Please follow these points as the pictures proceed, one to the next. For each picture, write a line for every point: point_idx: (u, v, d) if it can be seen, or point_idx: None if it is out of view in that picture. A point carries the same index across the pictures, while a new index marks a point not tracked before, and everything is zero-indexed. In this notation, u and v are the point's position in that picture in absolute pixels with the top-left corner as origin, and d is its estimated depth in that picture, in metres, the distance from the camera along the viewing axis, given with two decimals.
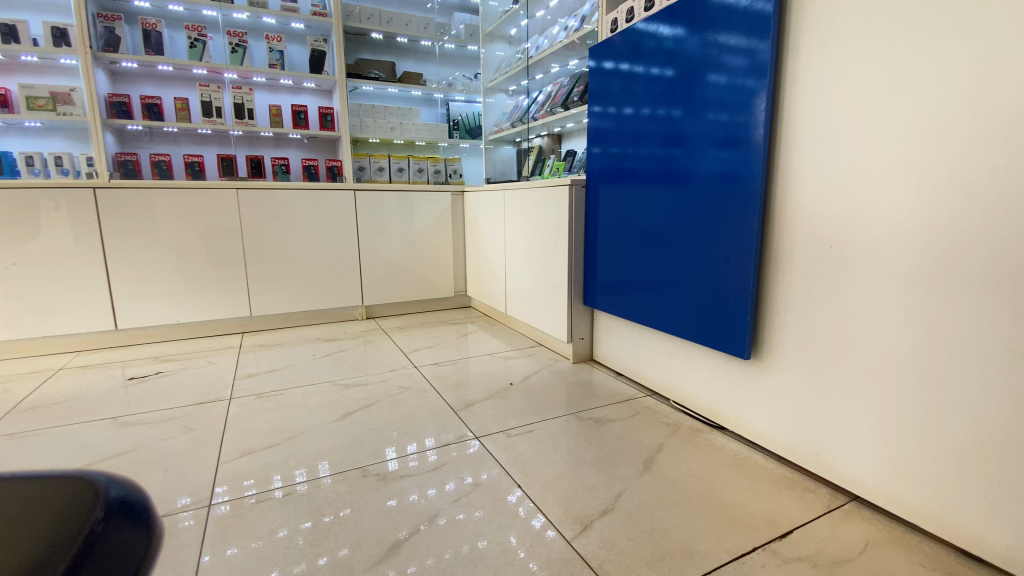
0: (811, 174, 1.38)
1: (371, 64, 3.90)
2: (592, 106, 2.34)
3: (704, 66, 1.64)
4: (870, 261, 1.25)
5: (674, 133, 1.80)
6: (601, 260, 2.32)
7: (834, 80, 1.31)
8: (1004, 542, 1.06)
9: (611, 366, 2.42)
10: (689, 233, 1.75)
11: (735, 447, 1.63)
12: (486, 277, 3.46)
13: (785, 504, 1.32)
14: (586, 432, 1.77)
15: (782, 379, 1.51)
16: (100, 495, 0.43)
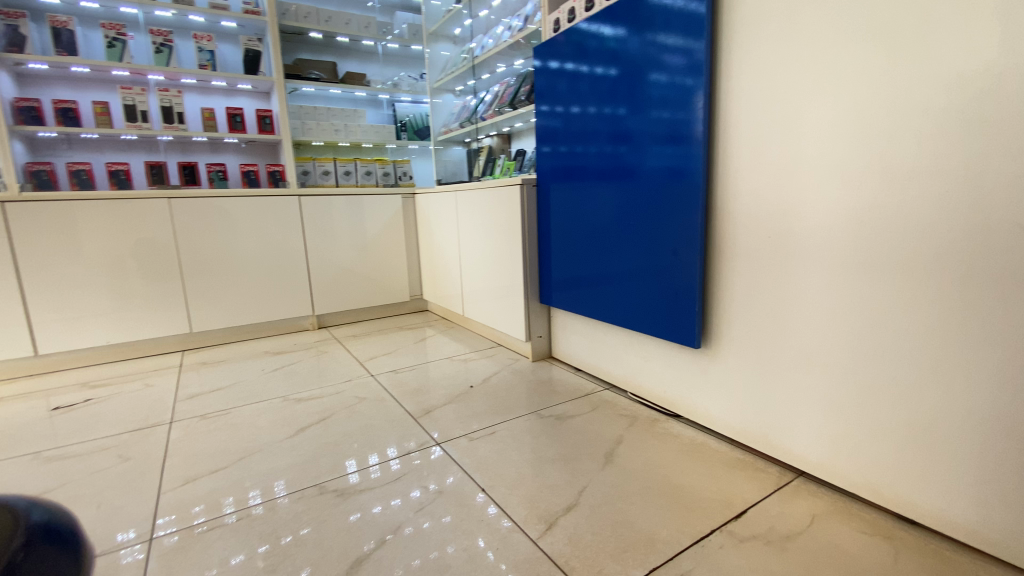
0: (748, 169, 1.44)
1: (311, 64, 3.75)
2: (540, 106, 2.35)
3: (645, 65, 1.68)
4: (805, 249, 1.32)
5: (620, 131, 1.83)
6: (555, 258, 2.34)
7: (765, 78, 1.37)
8: (933, 505, 1.14)
9: (570, 362, 2.45)
10: (639, 228, 1.79)
11: (690, 434, 1.68)
12: (442, 279, 3.42)
13: (739, 486, 1.37)
14: (548, 430, 1.78)
15: (731, 365, 1.57)
16: (21, 517, 0.42)
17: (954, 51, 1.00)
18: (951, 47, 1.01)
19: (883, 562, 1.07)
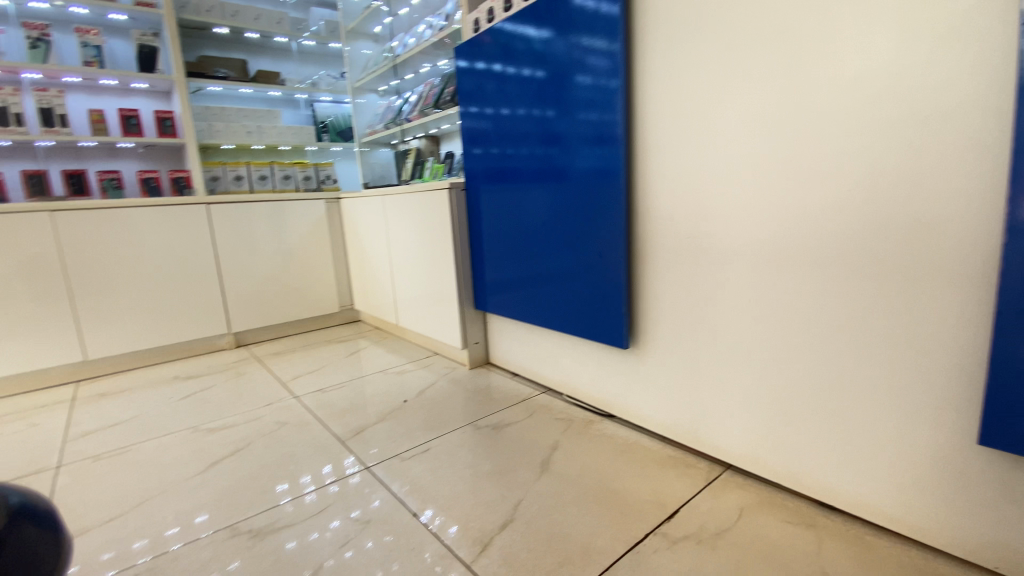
0: (666, 170, 1.46)
1: (217, 62, 3.45)
2: (467, 107, 2.27)
3: (567, 67, 1.66)
4: (723, 248, 1.35)
5: (545, 134, 1.81)
6: (489, 262, 2.28)
7: (679, 80, 1.39)
8: (845, 488, 1.19)
9: (507, 367, 2.40)
10: (568, 230, 1.76)
11: (624, 434, 1.68)
12: (373, 288, 3.27)
13: (671, 484, 1.38)
14: (483, 441, 1.71)
15: (659, 364, 1.59)
16: None
17: (848, 54, 1.05)
18: (845, 50, 1.05)
19: (806, 550, 1.10)
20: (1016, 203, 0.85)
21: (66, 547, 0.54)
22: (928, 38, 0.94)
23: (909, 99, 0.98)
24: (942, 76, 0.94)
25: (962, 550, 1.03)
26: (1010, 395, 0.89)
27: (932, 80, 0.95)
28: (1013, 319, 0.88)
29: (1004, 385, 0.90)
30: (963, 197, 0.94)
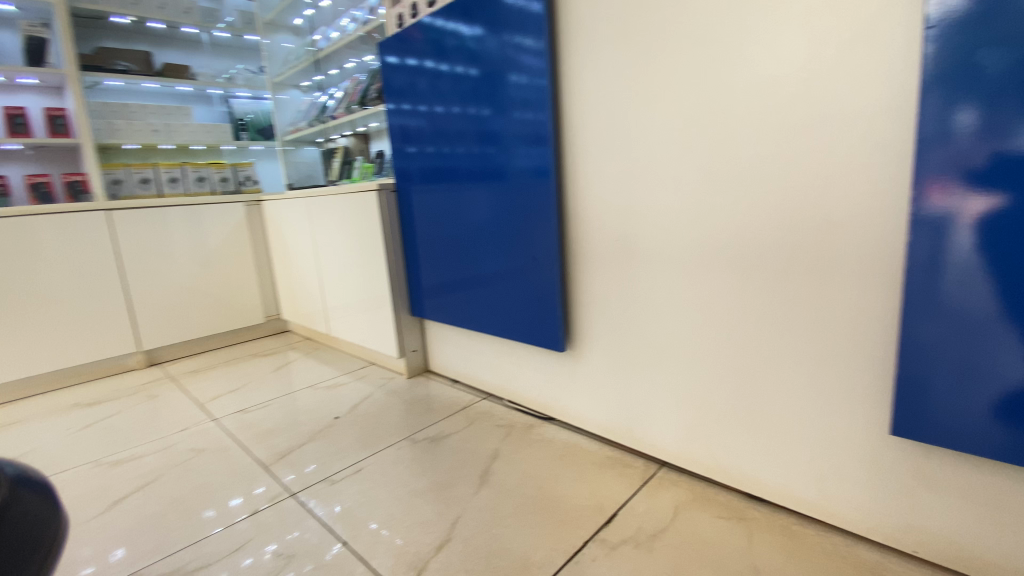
0: (596, 170, 1.45)
1: (116, 53, 3.10)
2: (396, 104, 2.12)
3: (495, 66, 1.61)
4: (651, 247, 1.35)
5: (475, 134, 1.75)
6: (424, 266, 2.19)
7: (606, 80, 1.38)
8: (772, 479, 1.23)
9: (445, 374, 2.33)
10: (503, 232, 1.71)
11: (564, 437, 1.66)
12: (301, 296, 3.08)
13: (610, 487, 1.37)
14: (421, 456, 1.63)
15: (595, 365, 1.58)
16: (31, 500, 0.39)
17: (763, 56, 1.07)
18: (760, 52, 1.07)
19: (737, 545, 1.12)
20: (918, 201, 0.89)
21: (65, 527, 0.53)
22: (835, 42, 0.97)
23: (820, 102, 1.01)
24: (848, 80, 0.97)
25: (878, 533, 1.08)
26: (917, 383, 0.94)
27: (840, 83, 0.98)
28: (917, 312, 0.92)
29: (911, 374, 0.95)
30: (870, 196, 0.98)
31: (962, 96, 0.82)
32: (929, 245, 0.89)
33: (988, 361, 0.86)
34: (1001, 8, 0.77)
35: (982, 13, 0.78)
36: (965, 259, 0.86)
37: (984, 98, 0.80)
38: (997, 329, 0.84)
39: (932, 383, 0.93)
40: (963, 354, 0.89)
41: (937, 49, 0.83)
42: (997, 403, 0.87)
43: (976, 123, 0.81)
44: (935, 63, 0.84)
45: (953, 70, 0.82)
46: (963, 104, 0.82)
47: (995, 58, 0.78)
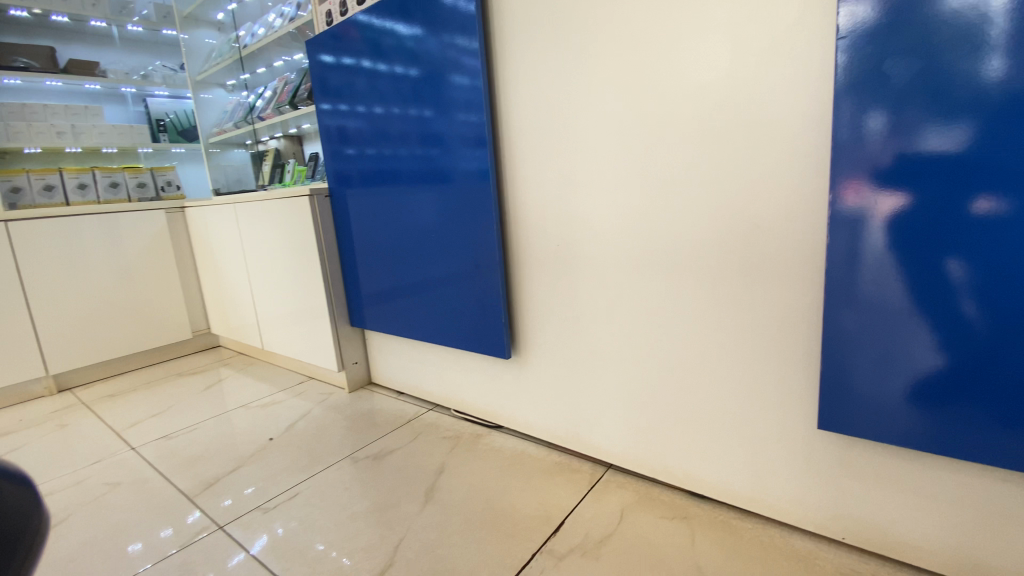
0: (534, 174, 1.43)
1: (14, 48, 2.79)
2: (332, 104, 2.01)
3: (430, 66, 1.56)
4: (590, 251, 1.35)
5: (412, 136, 1.69)
6: (363, 274, 2.09)
7: (540, 83, 1.37)
8: (712, 476, 1.26)
9: (390, 385, 2.24)
10: (444, 238, 1.66)
11: (511, 445, 1.63)
12: (233, 309, 2.88)
13: (557, 494, 1.36)
14: (363, 475, 1.56)
15: (541, 371, 1.56)
16: None
17: (690, 63, 1.09)
18: (688, 59, 1.09)
19: (680, 545, 1.13)
20: (835, 203, 0.93)
21: (49, 527, 0.42)
22: (756, 52, 1.00)
23: (744, 108, 1.04)
24: (768, 88, 1.00)
25: (809, 523, 1.12)
26: (840, 377, 0.98)
27: (761, 91, 1.01)
28: (837, 310, 0.96)
29: (834, 369, 0.99)
30: (791, 200, 1.02)
31: (872, 103, 0.86)
32: (846, 246, 0.93)
33: (900, 354, 0.91)
34: (903, 20, 0.81)
35: (888, 25, 0.82)
36: (879, 258, 0.90)
37: (890, 106, 0.84)
38: (908, 323, 0.89)
39: (853, 378, 0.97)
40: (880, 348, 0.93)
41: (848, 59, 0.87)
42: (910, 393, 0.92)
43: (884, 129, 0.86)
44: (847, 72, 0.88)
45: (864, 78, 0.86)
46: (872, 111, 0.86)
47: (899, 67, 0.83)
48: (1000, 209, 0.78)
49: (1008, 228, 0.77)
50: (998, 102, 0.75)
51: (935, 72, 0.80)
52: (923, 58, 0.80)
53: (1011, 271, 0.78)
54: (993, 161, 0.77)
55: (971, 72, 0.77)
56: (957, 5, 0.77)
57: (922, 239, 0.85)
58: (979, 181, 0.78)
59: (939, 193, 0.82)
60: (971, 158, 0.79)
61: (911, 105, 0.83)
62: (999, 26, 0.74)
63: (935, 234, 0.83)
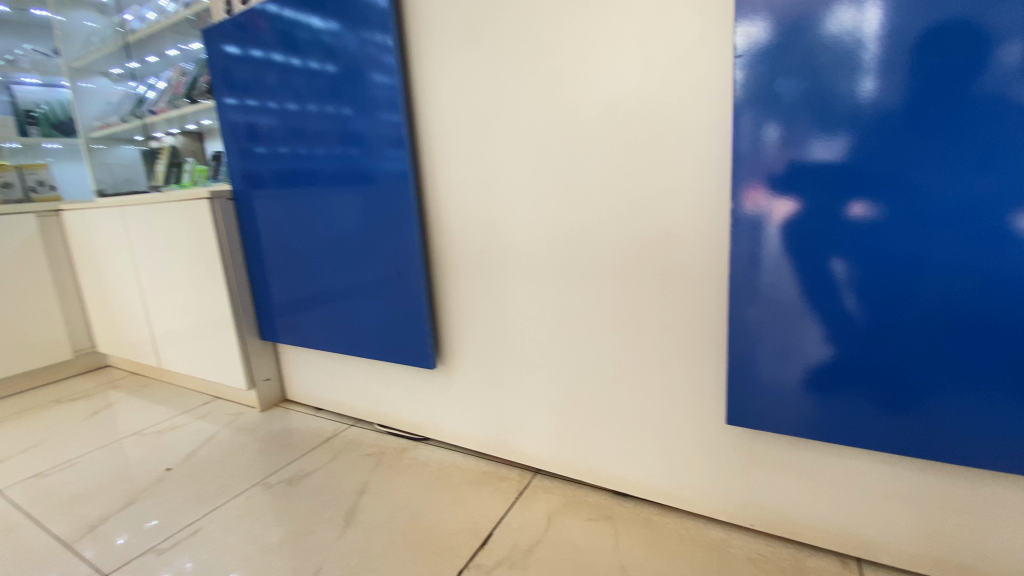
0: (452, 178, 1.40)
1: None
2: (239, 99, 1.85)
3: (343, 62, 1.48)
4: (512, 257, 1.34)
5: (326, 135, 1.59)
6: (273, 283, 1.95)
7: (455, 86, 1.33)
8: (634, 474, 1.29)
9: (307, 401, 2.10)
10: (362, 244, 1.58)
11: (438, 458, 1.58)
12: (123, 324, 2.57)
13: (485, 504, 1.33)
14: (275, 502, 1.44)
15: (466, 380, 1.53)
16: None
17: (603, 73, 1.11)
18: (600, 69, 1.11)
19: (605, 547, 1.14)
20: (736, 209, 0.98)
21: None
22: (663, 65, 1.04)
23: (653, 119, 1.07)
24: (675, 100, 1.04)
25: (721, 513, 1.19)
26: (745, 373, 1.04)
27: (668, 103, 1.05)
28: (739, 310, 1.02)
29: (738, 366, 1.05)
30: (697, 207, 1.07)
31: (766, 116, 0.92)
32: (746, 249, 0.99)
33: (795, 348, 0.98)
34: (791, 41, 0.87)
35: (778, 45, 0.89)
36: (775, 260, 0.96)
37: (782, 119, 0.91)
38: (802, 320, 0.96)
39: (756, 373, 1.03)
40: (777, 344, 1.00)
41: (744, 74, 0.92)
42: (804, 385, 0.99)
43: (777, 139, 0.92)
44: (744, 86, 0.93)
45: (758, 93, 0.92)
46: (766, 123, 0.92)
47: (788, 85, 0.89)
48: (872, 214, 0.86)
49: (879, 232, 0.86)
50: (869, 118, 0.83)
51: (817, 90, 0.87)
52: (807, 77, 0.87)
53: (883, 270, 0.87)
54: (866, 171, 0.85)
55: (848, 91, 0.84)
56: (835, 31, 0.84)
57: (810, 242, 0.92)
58: (855, 189, 0.86)
59: (823, 199, 0.89)
60: (847, 168, 0.86)
61: (798, 118, 0.89)
62: (869, 51, 0.82)
63: (821, 237, 0.91)
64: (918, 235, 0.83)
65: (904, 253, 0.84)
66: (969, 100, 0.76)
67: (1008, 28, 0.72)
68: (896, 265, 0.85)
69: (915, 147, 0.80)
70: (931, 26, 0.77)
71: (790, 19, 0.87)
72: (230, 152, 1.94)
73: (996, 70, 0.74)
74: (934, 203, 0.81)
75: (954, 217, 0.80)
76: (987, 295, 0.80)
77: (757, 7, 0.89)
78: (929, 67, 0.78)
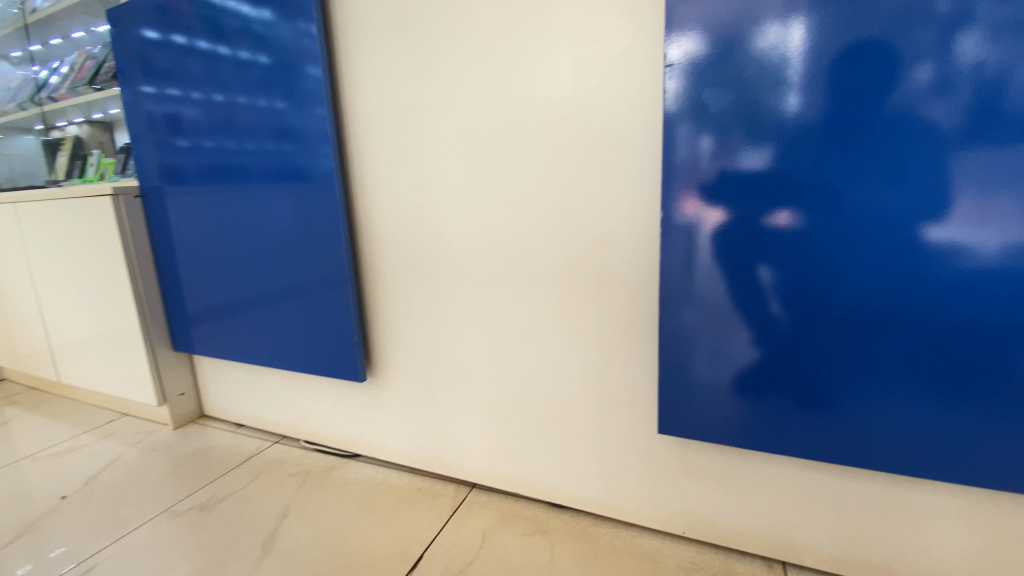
0: (383, 179, 1.33)
1: None
2: (159, 88, 1.66)
3: (265, 50, 1.36)
4: (446, 265, 1.28)
5: (247, 129, 1.47)
6: (187, 288, 1.79)
7: (385, 82, 1.26)
8: (570, 486, 1.27)
9: (227, 417, 1.95)
10: (286, 248, 1.47)
11: (369, 475, 1.50)
12: (13, 334, 2.28)
13: (417, 524, 1.27)
14: (183, 532, 1.30)
15: (399, 393, 1.46)
16: None
17: (537, 77, 1.07)
18: (535, 72, 1.07)
19: (540, 563, 1.11)
20: (669, 217, 0.98)
21: None
22: (597, 71, 1.02)
23: (587, 125, 1.05)
24: (608, 107, 1.03)
25: (654, 521, 1.19)
26: (676, 382, 1.04)
27: (602, 110, 1.03)
28: (670, 317, 1.02)
29: (669, 374, 1.04)
30: (630, 216, 1.06)
31: (698, 126, 0.92)
32: (678, 256, 0.98)
33: (723, 354, 0.99)
34: (722, 53, 0.88)
35: (711, 56, 0.89)
36: (705, 267, 0.97)
37: (713, 129, 0.91)
38: (731, 328, 0.97)
39: (686, 381, 1.03)
40: (707, 352, 1.00)
41: (676, 83, 0.92)
42: (731, 393, 1.00)
43: (709, 149, 0.92)
44: (677, 95, 0.93)
45: (691, 102, 0.92)
46: (699, 133, 0.92)
47: (719, 96, 0.89)
48: (795, 223, 0.88)
49: (802, 241, 0.88)
50: (793, 133, 0.85)
51: (747, 103, 0.87)
52: (737, 89, 0.88)
53: (805, 278, 0.89)
54: (790, 181, 0.86)
55: (777, 105, 0.85)
56: (765, 47, 0.84)
57: (739, 249, 0.93)
58: (779, 198, 0.88)
59: (750, 208, 0.90)
60: (773, 178, 0.88)
61: (729, 129, 0.90)
62: (796, 68, 0.83)
63: (748, 245, 0.92)
64: (836, 246, 0.85)
65: (824, 262, 0.87)
66: (883, 117, 0.79)
67: (919, 51, 0.75)
68: (817, 274, 0.88)
69: (834, 160, 0.83)
70: (850, 45, 0.79)
71: (723, 31, 0.87)
72: (147, 145, 1.74)
73: (907, 90, 0.77)
74: (851, 214, 0.83)
75: (869, 229, 0.82)
76: (898, 304, 0.83)
77: (691, 18, 0.88)
78: (848, 85, 0.80)
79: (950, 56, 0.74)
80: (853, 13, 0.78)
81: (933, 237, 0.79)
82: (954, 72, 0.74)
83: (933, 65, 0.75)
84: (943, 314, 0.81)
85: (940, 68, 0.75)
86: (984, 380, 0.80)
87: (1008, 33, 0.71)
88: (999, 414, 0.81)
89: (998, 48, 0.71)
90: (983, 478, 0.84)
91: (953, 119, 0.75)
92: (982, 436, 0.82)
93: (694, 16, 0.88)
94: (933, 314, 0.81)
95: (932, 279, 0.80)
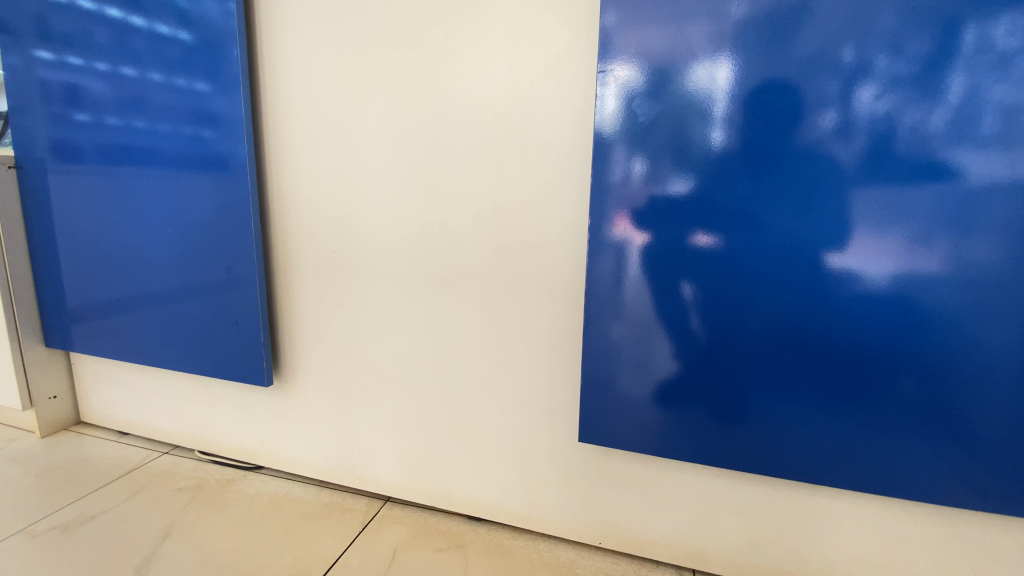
0: (301, 170, 1.24)
1: None
2: (54, 54, 1.41)
3: (169, 17, 1.22)
4: (367, 264, 1.21)
5: (142, 103, 1.31)
6: (66, 278, 1.56)
7: (310, 69, 1.18)
8: (488, 497, 1.22)
9: (107, 425, 1.71)
10: (186, 237, 1.32)
11: (271, 489, 1.37)
12: None
13: (322, 541, 1.17)
14: (37, 557, 1.11)
15: (310, 399, 1.35)
16: None
17: (470, 74, 1.05)
18: (469, 71, 1.05)
19: None
20: (598, 230, 0.97)
21: None
22: (531, 72, 1.01)
23: (519, 129, 1.03)
24: (540, 110, 1.02)
25: (571, 532, 1.17)
26: (597, 393, 1.03)
27: (535, 115, 1.02)
28: (596, 330, 1.01)
29: (590, 383, 1.03)
30: (558, 224, 1.05)
31: (629, 142, 0.92)
32: (605, 270, 0.97)
33: (642, 366, 0.99)
34: (655, 73, 0.88)
35: (643, 78, 0.89)
36: (629, 282, 0.96)
37: (642, 146, 0.91)
38: (653, 342, 0.97)
39: (607, 392, 1.02)
40: (630, 364, 1.00)
41: (612, 97, 0.91)
42: (649, 405, 1.00)
43: (639, 171, 0.92)
44: (608, 116, 0.92)
45: (620, 123, 0.92)
46: (629, 150, 0.92)
47: (648, 120, 0.90)
48: (713, 244, 0.89)
49: (718, 261, 0.90)
50: (716, 159, 0.87)
51: (675, 129, 0.88)
52: (666, 113, 0.88)
53: (722, 297, 0.91)
54: (711, 203, 0.88)
55: (702, 136, 0.87)
56: (695, 80, 0.86)
57: (663, 266, 0.93)
58: (699, 219, 0.90)
59: (672, 229, 0.91)
60: (695, 201, 0.89)
61: (657, 153, 0.90)
62: (721, 103, 0.85)
63: (669, 264, 0.93)
64: (748, 267, 0.88)
65: (737, 283, 0.89)
66: (794, 151, 0.83)
67: (826, 94, 0.80)
68: (731, 294, 0.90)
69: (750, 188, 0.86)
70: (766, 81, 0.82)
71: (656, 59, 0.87)
72: (34, 115, 1.48)
73: (814, 129, 0.81)
74: (764, 238, 0.86)
75: (778, 253, 0.86)
76: (800, 325, 0.87)
77: (628, 47, 0.89)
78: (765, 117, 0.83)
79: (852, 99, 0.79)
80: (770, 54, 0.81)
81: (832, 264, 0.84)
82: (853, 117, 0.79)
83: (837, 110, 0.80)
84: (839, 336, 0.86)
85: (842, 112, 0.80)
86: (872, 399, 0.86)
87: (900, 85, 0.77)
88: (886, 429, 0.86)
89: (892, 98, 0.77)
90: (869, 487, 0.89)
91: (853, 159, 0.80)
92: (871, 448, 0.88)
93: (630, 44, 0.88)
94: (830, 335, 0.86)
95: (831, 302, 0.85)
